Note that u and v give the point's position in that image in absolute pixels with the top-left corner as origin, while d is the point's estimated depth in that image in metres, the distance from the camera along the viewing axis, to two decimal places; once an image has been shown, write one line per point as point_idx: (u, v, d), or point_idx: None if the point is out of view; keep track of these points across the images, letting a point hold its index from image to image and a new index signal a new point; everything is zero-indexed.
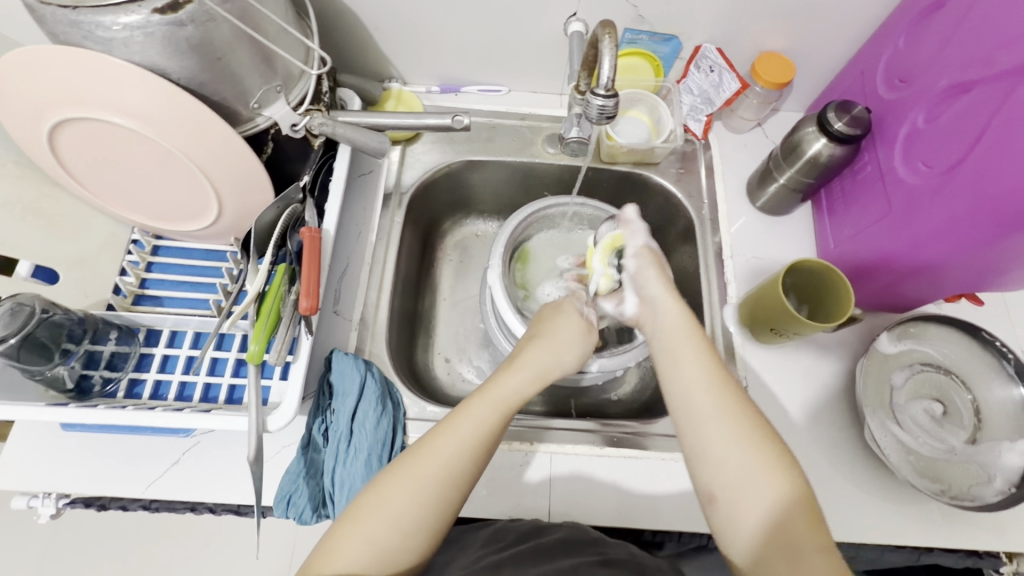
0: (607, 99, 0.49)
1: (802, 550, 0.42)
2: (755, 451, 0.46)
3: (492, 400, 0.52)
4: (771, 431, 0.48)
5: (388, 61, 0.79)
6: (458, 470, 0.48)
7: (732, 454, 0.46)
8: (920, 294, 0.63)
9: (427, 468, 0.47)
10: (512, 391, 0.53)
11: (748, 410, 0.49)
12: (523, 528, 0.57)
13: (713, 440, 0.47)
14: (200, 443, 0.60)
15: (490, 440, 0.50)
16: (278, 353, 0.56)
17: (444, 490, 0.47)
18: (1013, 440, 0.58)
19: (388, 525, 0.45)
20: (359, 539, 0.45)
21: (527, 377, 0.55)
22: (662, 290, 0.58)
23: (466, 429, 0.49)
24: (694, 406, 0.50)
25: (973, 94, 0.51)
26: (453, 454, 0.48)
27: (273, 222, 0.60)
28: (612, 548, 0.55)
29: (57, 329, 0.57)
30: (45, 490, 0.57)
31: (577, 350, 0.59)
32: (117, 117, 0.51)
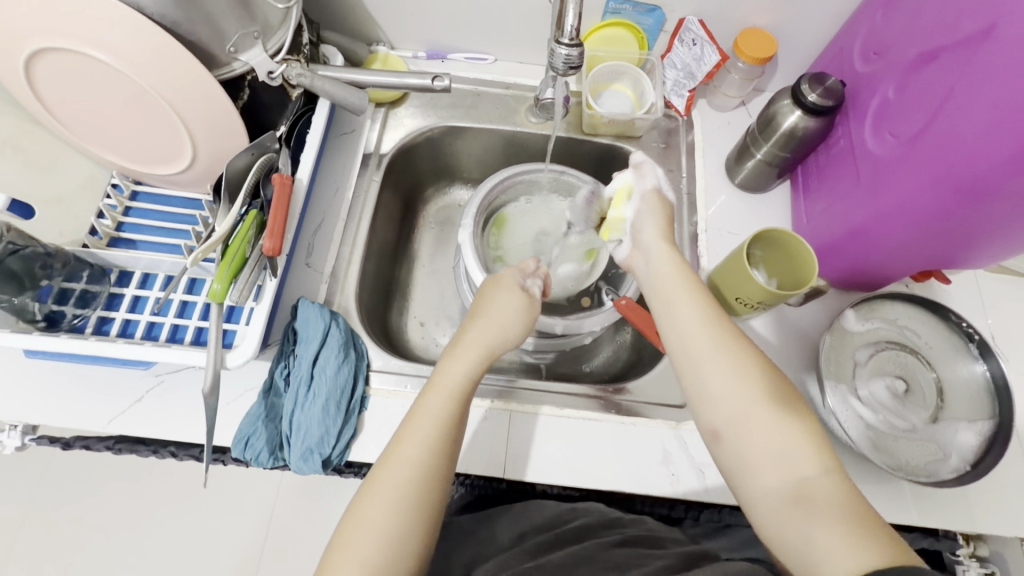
0: (571, 48, 0.50)
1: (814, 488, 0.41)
2: (760, 389, 0.47)
3: (440, 395, 0.52)
4: (773, 368, 0.49)
5: (375, 24, 0.79)
6: (421, 469, 0.47)
7: (738, 389, 0.47)
8: (888, 269, 0.63)
9: (403, 464, 0.47)
10: (458, 376, 0.53)
11: (747, 347, 0.50)
12: (545, 514, 0.60)
13: (716, 378, 0.48)
14: (163, 383, 0.60)
15: (450, 428, 0.50)
16: (242, 294, 0.57)
17: (420, 489, 0.47)
18: (972, 420, 0.59)
19: (372, 539, 0.44)
20: (350, 557, 0.43)
21: (473, 361, 0.55)
22: (657, 238, 0.59)
23: (424, 426, 0.49)
24: (693, 348, 0.51)
25: (940, 61, 0.51)
26: (416, 453, 0.48)
27: (246, 169, 0.61)
28: (629, 527, 0.57)
29: (31, 262, 0.59)
30: (12, 423, 0.60)
31: (518, 317, 0.60)
32: (91, 50, 0.51)
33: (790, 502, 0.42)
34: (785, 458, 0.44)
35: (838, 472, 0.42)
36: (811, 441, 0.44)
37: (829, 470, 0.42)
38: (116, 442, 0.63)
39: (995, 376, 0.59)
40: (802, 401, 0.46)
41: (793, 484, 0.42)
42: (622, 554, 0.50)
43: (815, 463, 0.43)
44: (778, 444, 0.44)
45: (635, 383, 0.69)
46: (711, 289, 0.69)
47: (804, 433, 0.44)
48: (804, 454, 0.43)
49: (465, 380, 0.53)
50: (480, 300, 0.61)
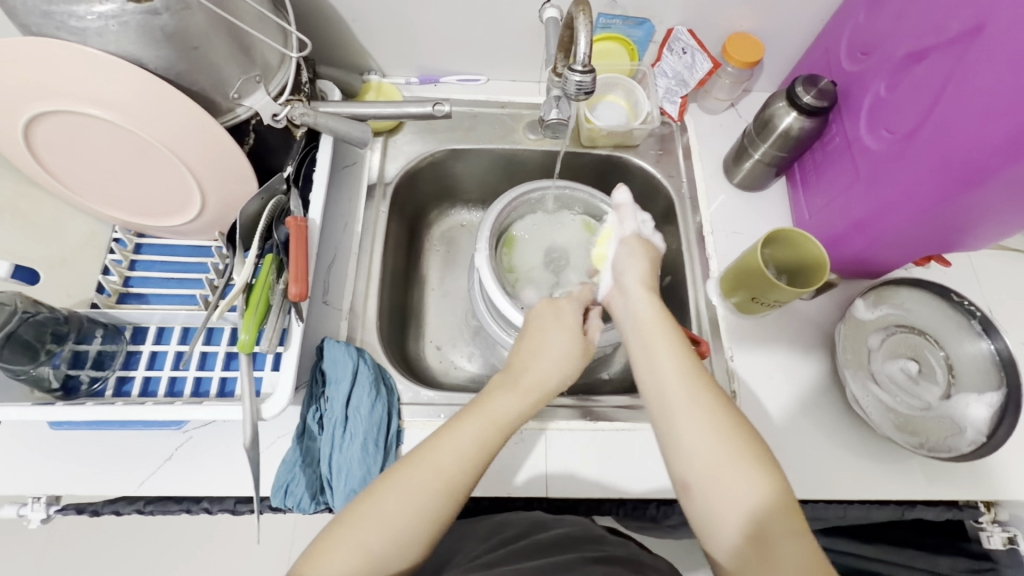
0: (584, 75, 0.51)
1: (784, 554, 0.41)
2: (733, 446, 0.46)
3: (490, 417, 0.52)
4: (746, 423, 0.48)
5: (366, 54, 0.79)
6: (452, 480, 0.48)
7: (712, 447, 0.46)
8: (892, 257, 0.65)
9: (436, 466, 0.48)
10: (510, 407, 0.53)
11: (719, 401, 0.49)
12: (526, 523, 0.58)
13: (688, 434, 0.48)
14: (193, 438, 0.59)
15: (489, 452, 0.50)
16: (269, 342, 0.56)
17: (441, 496, 0.47)
18: (982, 392, 0.61)
19: (382, 527, 0.44)
20: (353, 540, 0.44)
21: (526, 398, 0.55)
22: (639, 282, 0.59)
23: (465, 443, 0.49)
24: (670, 403, 0.50)
25: (930, 59, 0.54)
26: (451, 462, 0.48)
27: (257, 214, 0.60)
28: (612, 546, 0.54)
29: (42, 329, 0.57)
30: (35, 494, 0.57)
31: (568, 365, 0.58)
32: (94, 109, 0.50)
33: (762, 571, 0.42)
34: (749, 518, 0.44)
35: (805, 536, 0.43)
36: (777, 502, 0.44)
37: (799, 532, 0.43)
38: (145, 505, 0.58)
39: (1000, 351, 0.61)
40: (773, 457, 0.46)
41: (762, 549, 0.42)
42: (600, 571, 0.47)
43: (782, 526, 0.43)
44: (744, 504, 0.44)
45: None
46: (725, 293, 0.70)
47: (776, 496, 0.44)
48: (773, 516, 0.43)
49: (513, 413, 0.53)
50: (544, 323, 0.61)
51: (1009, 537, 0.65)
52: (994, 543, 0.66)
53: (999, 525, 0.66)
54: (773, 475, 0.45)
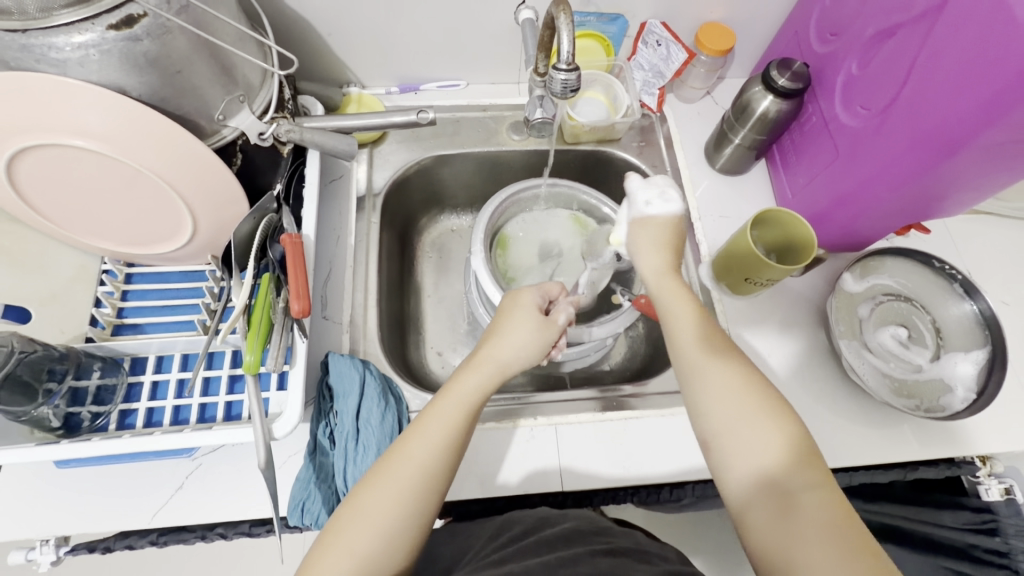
0: (568, 73, 0.52)
1: (800, 505, 0.42)
2: (750, 399, 0.48)
3: (455, 403, 0.51)
4: (768, 387, 0.49)
5: (345, 67, 0.79)
6: (417, 486, 0.47)
7: (731, 408, 0.48)
8: (874, 229, 0.68)
9: (397, 477, 0.47)
10: (471, 390, 0.52)
11: (743, 368, 0.50)
12: (530, 520, 0.57)
13: (709, 388, 0.49)
14: (203, 465, 0.58)
15: (458, 439, 0.50)
16: (275, 361, 0.56)
17: (421, 490, 0.47)
18: (969, 351, 0.64)
19: (364, 529, 0.45)
20: (338, 546, 0.44)
21: (488, 377, 0.54)
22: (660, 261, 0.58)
23: (433, 432, 0.49)
24: (692, 362, 0.51)
25: (898, 36, 0.56)
26: (422, 454, 0.48)
27: (250, 233, 0.60)
28: (619, 537, 0.54)
29: (38, 367, 0.54)
30: (43, 537, 0.56)
31: (532, 339, 0.56)
32: (78, 140, 0.50)
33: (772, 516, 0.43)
34: (771, 468, 0.45)
35: (827, 488, 0.44)
36: (799, 454, 0.45)
37: (820, 485, 0.44)
38: (160, 535, 0.57)
39: (983, 311, 0.64)
40: (793, 411, 0.48)
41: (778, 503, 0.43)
42: (607, 562, 0.48)
43: (804, 477, 0.44)
44: (765, 453, 0.45)
45: (661, 375, 0.72)
46: (717, 275, 0.72)
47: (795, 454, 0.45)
48: (796, 464, 0.44)
49: (478, 395, 0.53)
50: (511, 308, 0.59)
51: (1006, 488, 0.67)
52: (992, 495, 0.67)
53: (995, 477, 0.67)
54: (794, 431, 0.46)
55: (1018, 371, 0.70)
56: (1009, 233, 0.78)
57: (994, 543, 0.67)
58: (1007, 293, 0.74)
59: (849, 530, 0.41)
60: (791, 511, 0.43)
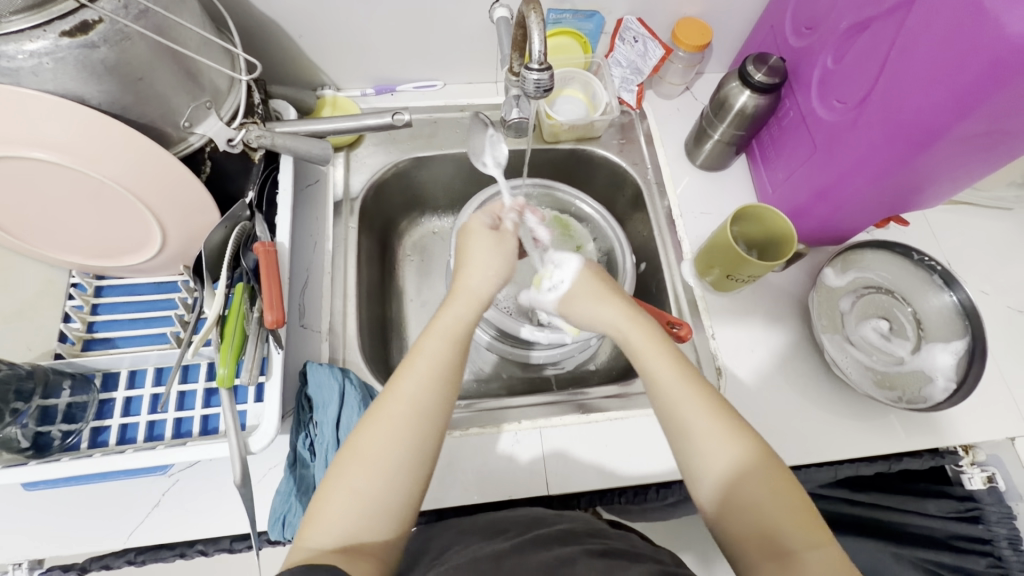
0: (541, 73, 0.52)
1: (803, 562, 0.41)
2: (745, 460, 0.46)
3: (440, 335, 0.50)
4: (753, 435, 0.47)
5: (318, 70, 0.77)
6: (412, 422, 0.46)
7: (726, 463, 0.46)
8: (853, 222, 0.68)
9: (391, 414, 0.46)
10: (459, 320, 0.52)
11: (730, 417, 0.48)
12: (525, 520, 0.56)
13: (708, 449, 0.47)
14: (180, 481, 0.57)
15: (451, 369, 0.49)
16: (250, 373, 0.55)
17: (411, 428, 0.46)
18: (949, 341, 0.64)
19: (365, 469, 0.44)
20: (341, 490, 0.44)
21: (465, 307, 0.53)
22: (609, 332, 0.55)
23: (422, 368, 0.48)
24: (680, 423, 0.48)
25: (872, 29, 0.56)
26: (414, 390, 0.47)
27: (223, 242, 0.59)
28: (614, 539, 0.54)
29: (3, 386, 0.52)
30: (15, 561, 0.55)
31: (494, 257, 0.55)
32: (37, 152, 0.48)
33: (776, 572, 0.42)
34: (769, 531, 0.43)
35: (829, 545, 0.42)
36: (798, 516, 0.43)
37: (822, 543, 0.42)
38: (137, 554, 0.56)
39: (963, 302, 0.65)
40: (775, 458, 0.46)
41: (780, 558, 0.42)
42: (602, 564, 0.47)
43: (803, 537, 0.42)
44: (760, 515, 0.44)
45: None
46: (700, 273, 0.72)
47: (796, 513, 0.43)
48: (792, 529, 0.43)
49: (465, 325, 0.52)
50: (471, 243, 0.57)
51: (988, 476, 0.68)
52: (975, 483, 0.68)
53: (978, 465, 0.68)
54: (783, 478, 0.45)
55: (999, 360, 0.70)
56: (987, 223, 0.79)
57: (977, 530, 0.69)
58: (986, 283, 0.75)
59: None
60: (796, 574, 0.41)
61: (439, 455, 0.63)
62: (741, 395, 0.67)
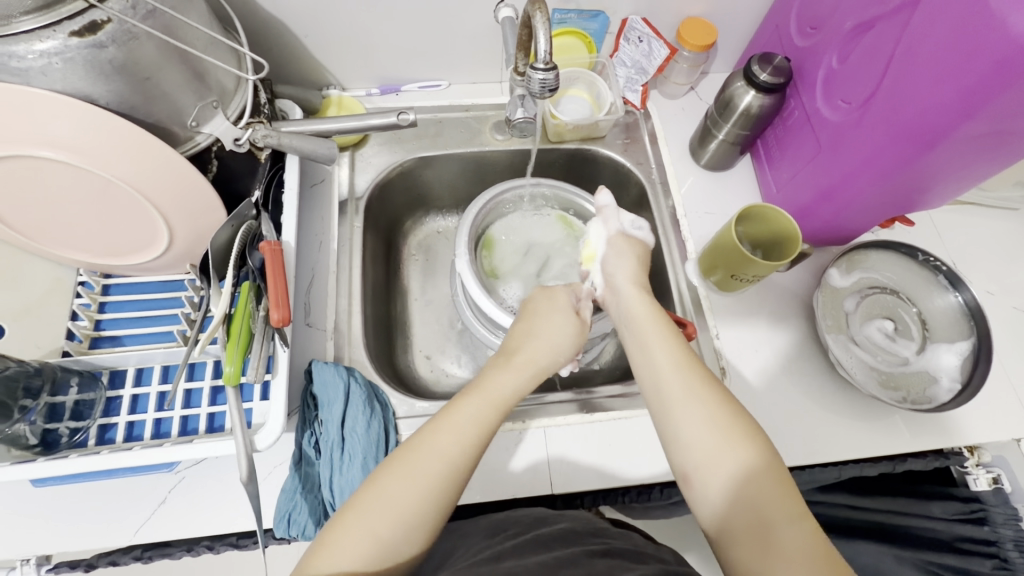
0: (546, 72, 0.52)
1: (777, 536, 0.41)
2: (730, 435, 0.46)
3: (487, 397, 0.51)
4: (742, 409, 0.48)
5: (324, 69, 0.78)
6: (444, 482, 0.46)
7: (707, 435, 0.46)
8: (858, 223, 0.68)
9: (425, 468, 0.46)
10: (507, 387, 0.53)
11: (718, 393, 0.49)
12: (527, 520, 0.56)
13: (690, 427, 0.47)
14: (186, 479, 0.57)
15: (488, 433, 0.49)
16: (256, 371, 0.55)
17: (444, 482, 0.46)
18: (955, 342, 0.64)
19: (390, 516, 0.44)
20: (362, 529, 0.43)
21: (525, 372, 0.55)
22: (628, 281, 0.60)
23: (463, 427, 0.49)
24: (667, 397, 0.50)
25: (877, 29, 0.56)
26: (452, 448, 0.47)
27: (229, 242, 0.59)
28: (616, 538, 0.54)
29: (12, 384, 0.54)
30: (23, 557, 0.55)
31: (570, 337, 0.59)
32: (45, 151, 0.48)
33: (750, 548, 0.41)
34: (750, 502, 0.43)
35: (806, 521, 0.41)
36: (780, 491, 0.43)
37: (799, 518, 0.41)
38: (143, 550, 0.57)
39: (968, 301, 0.65)
40: (762, 435, 0.46)
41: (752, 531, 0.42)
42: (604, 564, 0.47)
43: (782, 511, 0.42)
44: (739, 485, 0.44)
45: None
46: (704, 273, 0.72)
47: (778, 487, 0.43)
48: (774, 498, 0.42)
49: (510, 392, 0.53)
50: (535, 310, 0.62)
51: (993, 477, 0.67)
52: (980, 484, 0.68)
53: (983, 466, 0.68)
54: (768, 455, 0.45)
55: (1004, 360, 0.70)
56: (993, 224, 0.79)
57: (982, 532, 0.68)
58: (992, 283, 0.75)
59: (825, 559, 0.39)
60: (770, 549, 0.41)
61: None
62: (745, 395, 0.67)
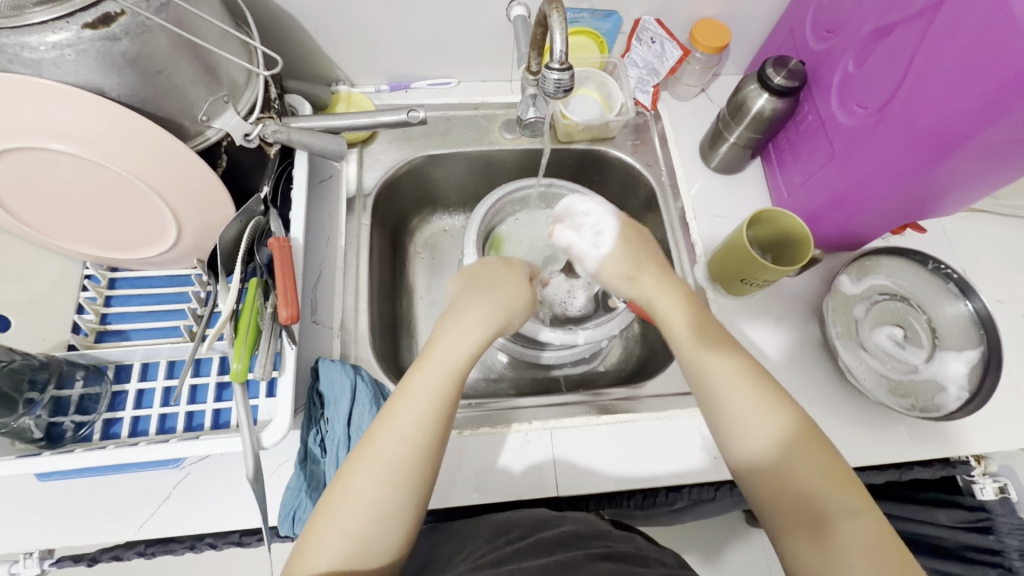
0: (561, 72, 0.51)
1: (845, 529, 0.43)
2: (789, 433, 0.47)
3: (439, 366, 0.50)
4: (793, 404, 0.49)
5: (334, 65, 0.77)
6: (411, 468, 0.45)
7: (768, 432, 0.47)
8: (870, 229, 0.67)
9: (386, 455, 0.45)
10: (461, 352, 0.51)
11: (771, 387, 0.49)
12: (529, 521, 0.56)
13: (751, 424, 0.48)
14: (190, 475, 0.57)
15: (447, 407, 0.48)
16: (264, 369, 0.55)
17: (405, 466, 0.45)
18: (964, 350, 0.64)
19: (358, 510, 0.44)
20: (332, 529, 0.43)
21: (472, 329, 0.53)
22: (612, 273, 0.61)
23: (418, 403, 0.47)
24: (717, 392, 0.50)
25: (896, 34, 0.55)
26: (411, 428, 0.46)
27: (237, 237, 0.59)
28: (618, 541, 0.53)
29: (18, 376, 0.53)
30: (26, 550, 0.55)
31: (519, 303, 0.58)
32: (55, 143, 0.48)
33: (816, 543, 0.43)
34: (806, 493, 0.45)
35: (867, 513, 0.44)
36: (840, 484, 0.45)
37: (860, 510, 0.44)
38: (147, 545, 0.56)
39: (979, 310, 0.64)
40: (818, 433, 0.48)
41: (819, 527, 0.44)
42: (607, 569, 0.47)
43: (842, 503, 0.44)
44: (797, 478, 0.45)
45: (657, 376, 0.71)
46: (713, 276, 0.71)
47: (841, 483, 0.45)
48: (832, 491, 0.44)
49: (463, 356, 0.51)
50: (486, 274, 0.60)
51: (1000, 487, 0.67)
52: (987, 494, 0.67)
53: (990, 476, 0.68)
54: (823, 452, 0.46)
55: (1013, 369, 0.70)
56: (1003, 231, 0.78)
57: (988, 541, 0.67)
58: (1001, 292, 0.74)
59: (889, 549, 0.42)
60: (834, 542, 0.43)
61: (448, 453, 0.63)
62: None
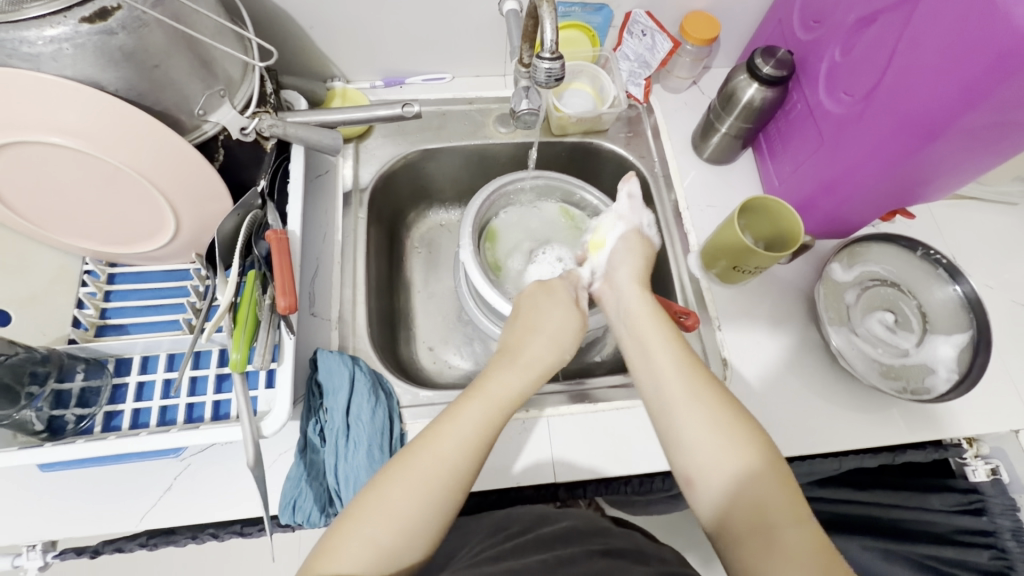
0: (552, 61, 0.52)
1: (779, 533, 0.42)
2: (732, 438, 0.47)
3: (489, 398, 0.52)
4: (744, 412, 0.49)
5: (330, 62, 0.78)
6: (447, 486, 0.46)
7: (709, 436, 0.47)
8: (861, 215, 0.68)
9: (425, 473, 0.46)
10: (511, 387, 0.53)
11: (723, 398, 0.49)
12: (529, 517, 0.57)
13: (693, 432, 0.48)
14: (191, 465, 0.58)
15: (492, 437, 0.50)
16: (263, 359, 0.56)
17: (439, 482, 0.46)
18: (951, 334, 0.65)
19: (389, 521, 0.44)
20: (360, 535, 0.43)
21: (526, 372, 0.56)
22: (630, 279, 0.62)
23: (465, 426, 0.49)
24: (669, 399, 0.51)
25: (879, 22, 0.56)
26: (455, 452, 0.47)
27: (234, 231, 0.59)
28: (616, 538, 0.54)
29: (20, 370, 0.53)
30: (29, 543, 0.55)
31: (569, 332, 0.61)
32: (54, 137, 0.49)
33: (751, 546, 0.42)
34: (745, 495, 0.44)
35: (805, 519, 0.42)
36: (781, 491, 0.43)
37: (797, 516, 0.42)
38: (149, 536, 0.57)
39: (967, 294, 0.65)
40: (765, 441, 0.47)
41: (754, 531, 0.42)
42: (605, 562, 0.48)
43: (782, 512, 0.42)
44: (737, 478, 0.45)
45: None
46: (706, 265, 0.72)
47: (777, 489, 0.44)
48: (778, 496, 0.43)
49: (515, 391, 0.53)
50: (533, 308, 0.62)
51: (992, 469, 0.68)
52: (979, 476, 0.69)
53: (982, 458, 0.69)
54: (762, 458, 0.45)
55: (1003, 353, 0.71)
56: (992, 218, 0.79)
57: (980, 523, 0.69)
58: (991, 278, 0.75)
59: (823, 552, 0.41)
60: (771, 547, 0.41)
61: None
62: (746, 386, 0.67)
